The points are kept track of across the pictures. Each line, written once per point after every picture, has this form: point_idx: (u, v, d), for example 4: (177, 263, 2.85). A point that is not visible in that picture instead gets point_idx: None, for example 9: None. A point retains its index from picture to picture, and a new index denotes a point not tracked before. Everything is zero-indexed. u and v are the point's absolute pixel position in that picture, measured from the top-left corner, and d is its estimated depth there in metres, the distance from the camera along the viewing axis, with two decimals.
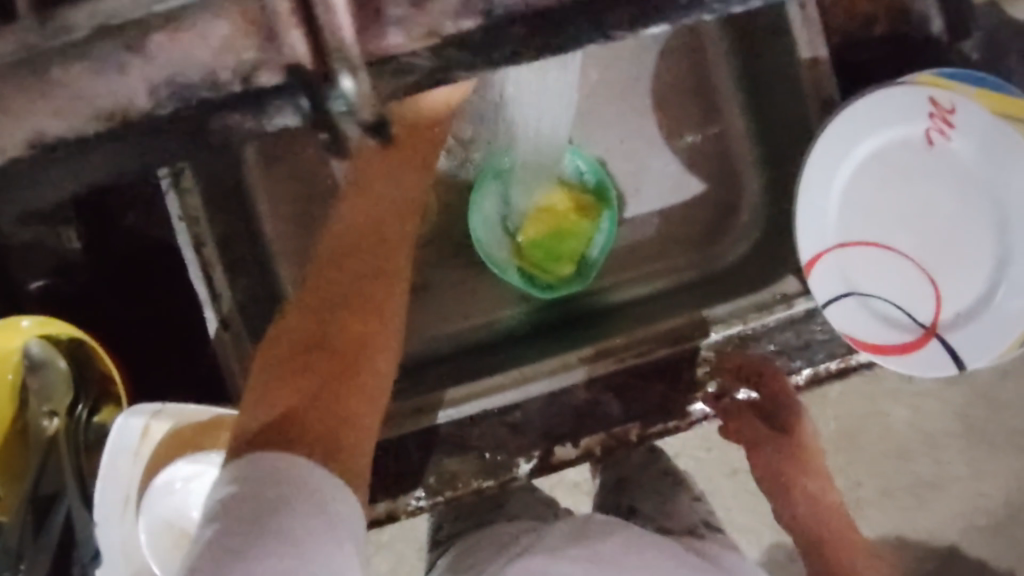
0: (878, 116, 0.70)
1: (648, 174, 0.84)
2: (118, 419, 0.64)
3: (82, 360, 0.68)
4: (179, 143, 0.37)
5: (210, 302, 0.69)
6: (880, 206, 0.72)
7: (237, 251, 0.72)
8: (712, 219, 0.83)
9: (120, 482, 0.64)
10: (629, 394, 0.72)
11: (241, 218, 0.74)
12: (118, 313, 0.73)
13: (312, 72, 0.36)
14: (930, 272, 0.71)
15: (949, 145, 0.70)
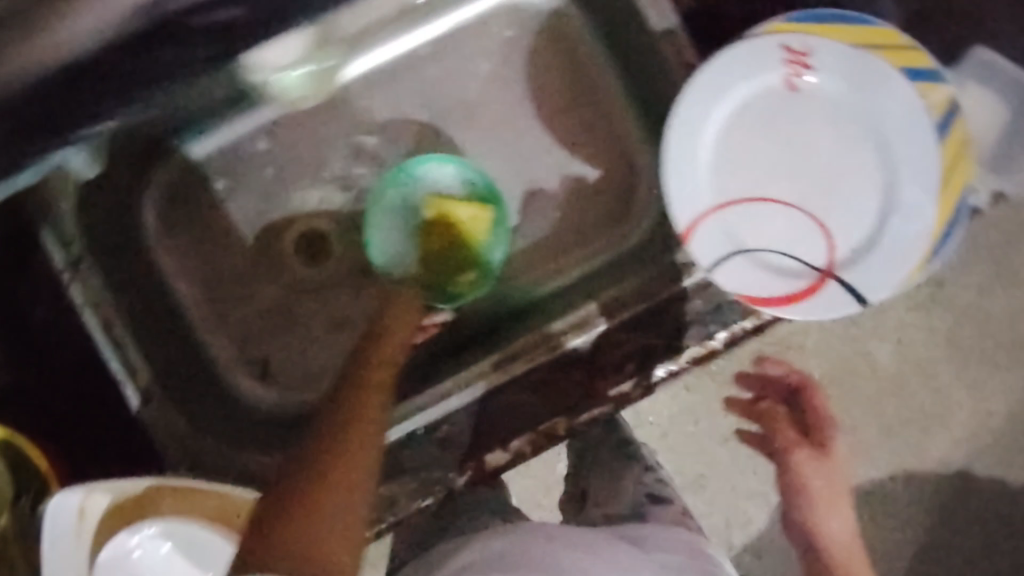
0: (737, 73, 0.83)
1: (542, 165, 0.99)
2: (52, 504, 0.69)
3: (15, 461, 0.84)
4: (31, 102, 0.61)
5: (127, 378, 0.89)
6: (746, 174, 0.85)
7: (155, 330, 0.94)
8: (616, 205, 0.97)
9: (63, 567, 0.69)
10: (546, 390, 0.86)
11: (161, 294, 0.97)
12: (49, 412, 0.95)
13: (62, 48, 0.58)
14: (819, 217, 0.84)
15: (810, 85, 0.83)
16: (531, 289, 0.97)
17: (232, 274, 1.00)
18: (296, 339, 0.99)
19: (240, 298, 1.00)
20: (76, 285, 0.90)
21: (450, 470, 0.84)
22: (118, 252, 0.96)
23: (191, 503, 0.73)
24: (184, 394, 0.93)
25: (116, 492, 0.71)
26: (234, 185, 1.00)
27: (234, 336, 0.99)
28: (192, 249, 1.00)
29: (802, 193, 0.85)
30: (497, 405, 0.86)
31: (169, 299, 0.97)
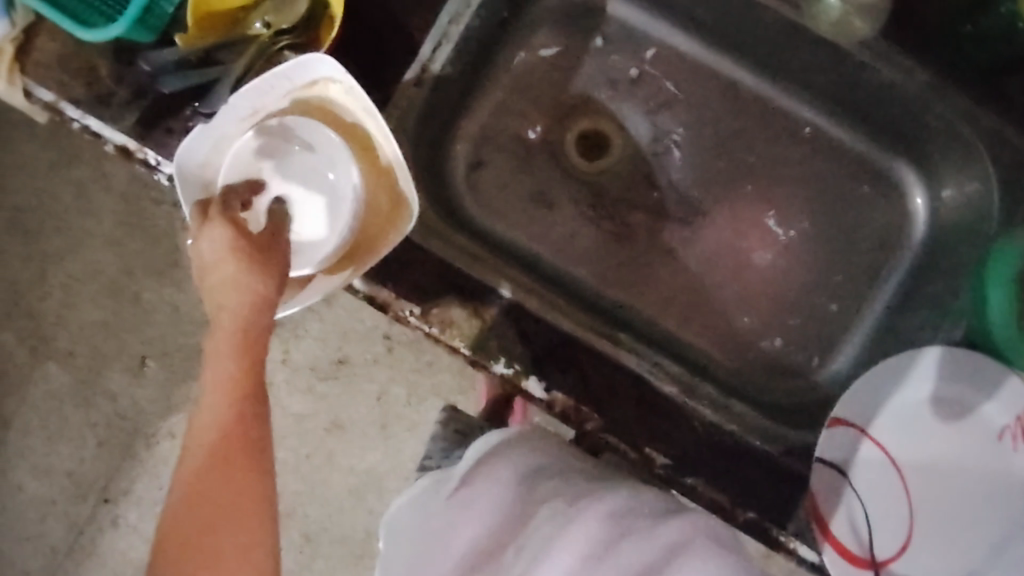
0: (933, 368, 0.65)
1: (992, 379, 0.65)
2: (309, 55, 0.63)
3: (316, 13, 0.70)
4: None
5: (422, 60, 0.70)
6: (938, 450, 0.66)
7: (465, 56, 0.74)
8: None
9: (262, 97, 0.65)
10: (716, 475, 0.66)
11: (489, 60, 0.78)
12: None
13: None
14: (913, 527, 0.65)
15: (1013, 450, 0.65)
16: (799, 415, 0.73)
17: (540, 91, 0.80)
18: (518, 170, 0.79)
19: (543, 107, 0.80)
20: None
21: (552, 392, 0.68)
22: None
23: (353, 138, 0.68)
24: (429, 116, 0.74)
25: (353, 106, 0.66)
26: (610, 55, 0.80)
27: (490, 122, 0.79)
28: (539, 38, 0.79)
29: (934, 495, 0.65)
30: (652, 430, 0.68)
31: (493, 67, 0.78)
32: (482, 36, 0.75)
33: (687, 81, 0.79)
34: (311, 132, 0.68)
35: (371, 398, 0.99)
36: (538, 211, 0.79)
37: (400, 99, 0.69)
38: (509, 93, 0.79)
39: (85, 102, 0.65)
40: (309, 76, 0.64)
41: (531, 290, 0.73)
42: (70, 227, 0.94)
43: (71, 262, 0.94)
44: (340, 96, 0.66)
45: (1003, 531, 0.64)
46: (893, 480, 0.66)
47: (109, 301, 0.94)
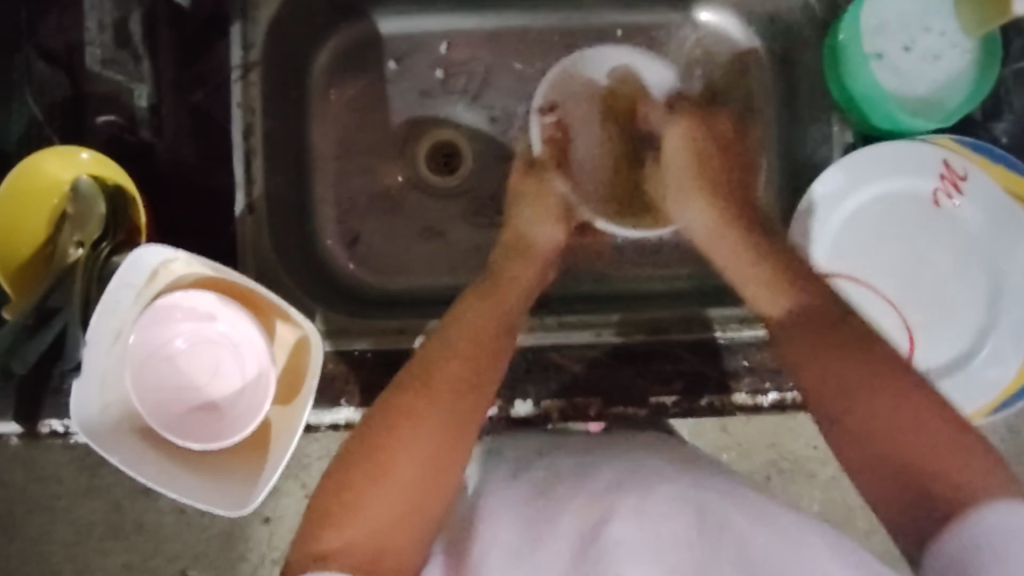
0: (847, 179, 0.66)
1: (899, 159, 0.65)
2: (133, 254, 0.60)
3: (119, 206, 0.66)
4: (258, 27, 0.68)
5: (243, 185, 0.67)
6: (889, 249, 0.67)
7: (278, 150, 0.71)
8: (991, 254, 0.65)
9: (116, 318, 0.62)
10: (702, 382, 0.68)
11: (301, 135, 0.74)
12: (150, 172, 0.68)
13: (328, 81, 0.77)
14: (909, 322, 0.66)
15: (952, 207, 0.66)
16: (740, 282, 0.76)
17: (366, 139, 0.77)
18: (390, 221, 0.77)
19: (377, 150, 0.78)
20: (242, 34, 0.67)
21: (542, 402, 0.67)
22: (279, 77, 0.72)
23: (229, 294, 0.66)
24: (280, 226, 0.71)
25: (199, 270, 0.64)
26: (410, 69, 0.78)
27: (339, 195, 0.77)
28: (338, 92, 0.77)
29: (906, 285, 0.66)
30: (646, 380, 0.68)
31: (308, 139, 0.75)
32: (280, 121, 0.72)
33: (489, 47, 0.78)
34: (188, 317, 0.66)
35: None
36: (433, 247, 0.77)
37: (243, 234, 0.67)
38: (339, 156, 0.77)
39: None
40: (146, 269, 0.62)
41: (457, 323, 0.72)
42: (38, 504, 0.90)
43: (59, 531, 0.91)
44: (183, 269, 0.64)
45: (987, 276, 0.65)
46: (864, 296, 0.66)
47: (120, 542, 0.91)
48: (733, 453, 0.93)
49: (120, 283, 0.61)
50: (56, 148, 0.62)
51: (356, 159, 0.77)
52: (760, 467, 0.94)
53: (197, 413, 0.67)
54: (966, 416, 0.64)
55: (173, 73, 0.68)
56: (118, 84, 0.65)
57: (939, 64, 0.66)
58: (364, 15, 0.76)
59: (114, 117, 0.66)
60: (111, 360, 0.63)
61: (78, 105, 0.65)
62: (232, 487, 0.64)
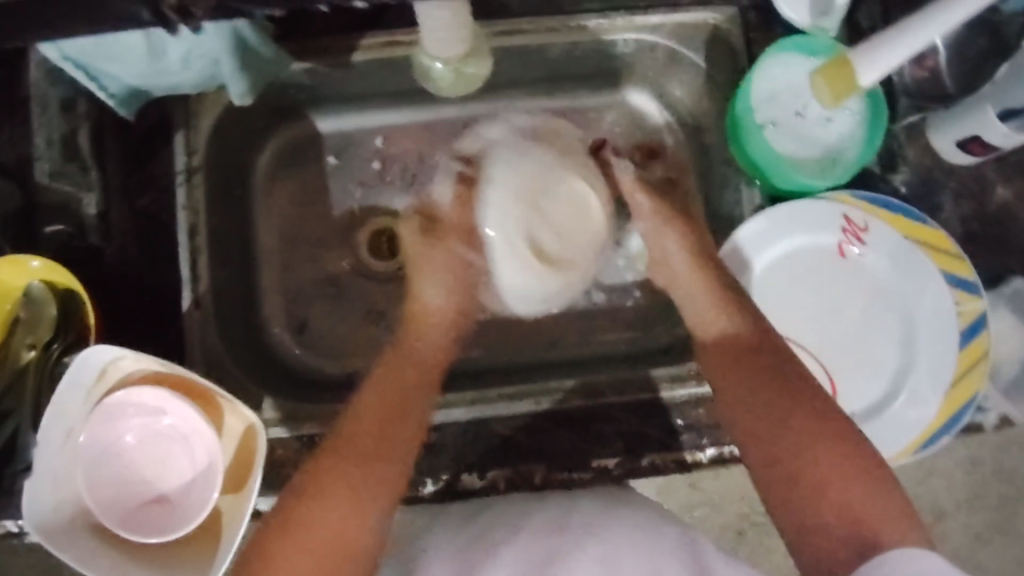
0: (758, 239, 0.69)
1: (804, 216, 0.70)
2: (81, 355, 0.64)
3: (69, 309, 0.69)
4: (200, 134, 0.73)
5: (189, 282, 0.70)
6: (808, 300, 0.70)
7: (223, 246, 0.75)
8: (899, 299, 0.69)
9: (66, 416, 0.65)
10: (643, 441, 0.70)
11: (246, 231, 0.78)
12: (100, 277, 0.72)
13: (271, 179, 0.81)
14: (829, 368, 0.69)
15: (858, 257, 0.70)
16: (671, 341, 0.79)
17: (310, 230, 0.81)
18: (335, 307, 0.80)
19: (320, 239, 0.82)
20: (184, 141, 0.72)
21: (488, 473, 0.69)
22: (222, 179, 0.76)
23: (177, 387, 0.68)
24: (228, 317, 0.74)
25: (145, 366, 0.66)
26: (349, 163, 0.83)
27: (285, 284, 0.80)
28: (281, 188, 0.82)
29: (822, 334, 0.70)
30: (588, 442, 0.70)
31: (253, 235, 0.79)
32: (224, 220, 0.76)
33: (423, 138, 0.83)
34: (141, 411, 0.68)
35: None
36: (377, 329, 0.80)
37: (191, 328, 0.70)
38: (284, 248, 0.81)
39: None
40: (95, 369, 0.65)
41: None
42: None
43: None
44: (131, 366, 0.66)
45: (898, 319, 0.69)
46: (785, 348, 0.70)
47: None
48: (697, 510, 0.94)
49: (68, 382, 0.64)
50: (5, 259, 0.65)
51: (301, 250, 0.81)
52: (724, 521, 0.95)
53: (148, 509, 0.67)
54: (893, 455, 0.68)
55: (120, 180, 0.72)
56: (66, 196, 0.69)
57: (831, 126, 0.71)
58: (302, 117, 0.81)
59: (62, 226, 0.70)
60: (64, 457, 0.65)
61: (25, 215, 0.69)
62: None
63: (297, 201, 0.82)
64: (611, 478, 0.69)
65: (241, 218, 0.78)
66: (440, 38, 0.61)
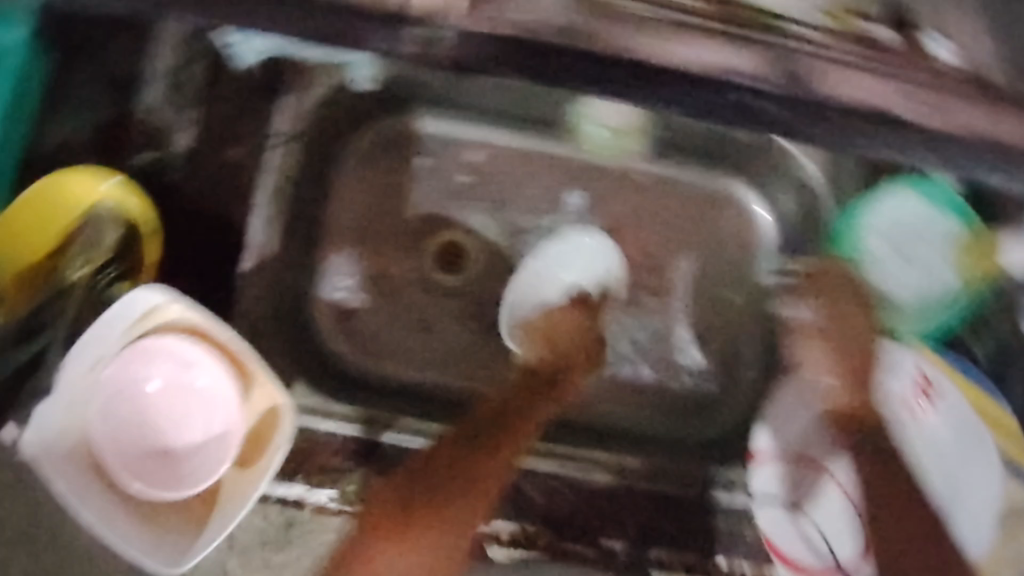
0: (819, 373, 0.70)
1: (876, 358, 0.69)
2: (138, 289, 0.62)
3: (131, 238, 0.68)
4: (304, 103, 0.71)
5: None
6: (856, 445, 0.68)
7: None
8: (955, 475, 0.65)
9: (103, 345, 0.63)
10: (652, 535, 0.72)
11: (321, 207, 0.77)
12: (172, 215, 0.71)
13: (357, 162, 0.78)
14: (860, 517, 0.67)
15: (926, 416, 0.67)
16: (708, 437, 0.77)
17: (383, 225, 0.79)
18: (388, 307, 0.79)
19: (390, 235, 0.79)
20: (290, 107, 0.73)
21: (498, 521, 0.70)
22: (316, 150, 0.75)
23: (220, 349, 0.66)
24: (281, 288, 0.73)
25: (197, 319, 0.65)
26: (441, 168, 0.80)
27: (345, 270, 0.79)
28: (361, 178, 0.78)
29: (864, 481, 0.68)
30: (601, 520, 0.72)
31: (325, 212, 0.77)
32: (305, 192, 0.75)
33: (522, 165, 0.81)
34: (174, 358, 0.65)
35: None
36: (421, 342, 0.78)
37: None
38: (352, 236, 0.78)
39: None
40: (141, 309, 0.63)
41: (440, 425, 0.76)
42: None
43: None
44: (182, 313, 0.65)
45: (948, 495, 0.65)
46: (821, 484, 0.70)
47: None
48: None
49: (116, 312, 0.62)
50: (85, 172, 0.64)
51: (369, 242, 0.79)
52: None
53: (147, 466, 0.64)
54: None
55: (216, 128, 0.71)
56: (161, 125, 0.69)
57: (934, 277, 0.69)
58: (410, 110, 0.78)
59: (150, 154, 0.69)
60: (84, 383, 0.62)
61: (117, 133, 0.68)
62: (164, 539, 0.63)
63: (380, 191, 0.79)
64: (616, 563, 0.70)
65: (321, 193, 0.77)
66: (612, 110, 0.74)
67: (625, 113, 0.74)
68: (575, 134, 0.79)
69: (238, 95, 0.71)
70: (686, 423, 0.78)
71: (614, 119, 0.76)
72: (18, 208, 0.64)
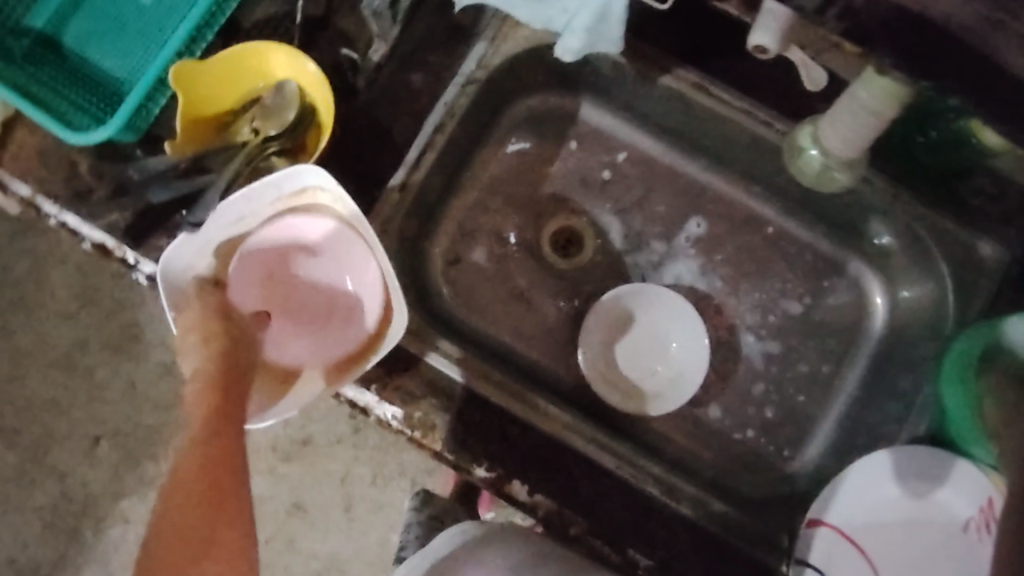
0: (903, 464, 0.68)
1: (951, 473, 0.67)
2: (298, 166, 0.64)
3: (304, 121, 0.71)
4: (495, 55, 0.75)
5: (407, 166, 0.73)
6: (893, 537, 0.68)
7: (447, 155, 0.76)
8: None
9: (252, 205, 0.66)
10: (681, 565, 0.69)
11: (467, 153, 0.80)
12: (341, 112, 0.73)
13: (512, 124, 0.83)
14: None
15: (977, 542, 0.67)
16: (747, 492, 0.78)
17: (516, 190, 0.83)
18: (493, 265, 0.82)
19: (516, 201, 0.83)
20: (482, 52, 0.75)
21: (536, 495, 0.69)
22: (486, 102, 0.78)
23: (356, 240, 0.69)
24: (411, 212, 0.75)
25: (340, 210, 0.67)
26: (583, 157, 0.84)
27: (466, 219, 0.82)
28: (511, 142, 0.83)
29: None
30: (634, 532, 0.69)
31: (468, 159, 0.81)
32: (463, 137, 0.78)
33: (658, 181, 0.84)
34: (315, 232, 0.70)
35: (337, 478, 0.92)
36: (515, 308, 0.81)
37: (383, 205, 0.73)
38: (482, 189, 0.83)
39: (63, 198, 0.67)
40: (298, 184, 0.66)
41: (515, 387, 0.74)
42: (46, 310, 0.94)
43: (44, 344, 0.94)
44: (328, 201, 0.67)
45: None
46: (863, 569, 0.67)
47: (61, 374, 0.94)
48: None
49: (271, 182, 0.65)
50: (289, 49, 0.68)
51: (496, 200, 0.83)
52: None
53: (272, 319, 0.71)
54: None
55: (408, 48, 0.74)
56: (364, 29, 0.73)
57: None
58: (576, 95, 0.83)
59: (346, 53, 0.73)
60: (225, 232, 0.67)
61: (322, 24, 0.73)
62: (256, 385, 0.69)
63: (523, 159, 0.84)
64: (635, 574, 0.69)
65: (473, 141, 0.80)
66: (845, 127, 0.66)
67: (858, 128, 0.65)
68: (799, 165, 0.73)
69: (440, 28, 0.75)
70: (727, 467, 0.79)
71: (830, 146, 0.68)
72: (221, 60, 0.68)
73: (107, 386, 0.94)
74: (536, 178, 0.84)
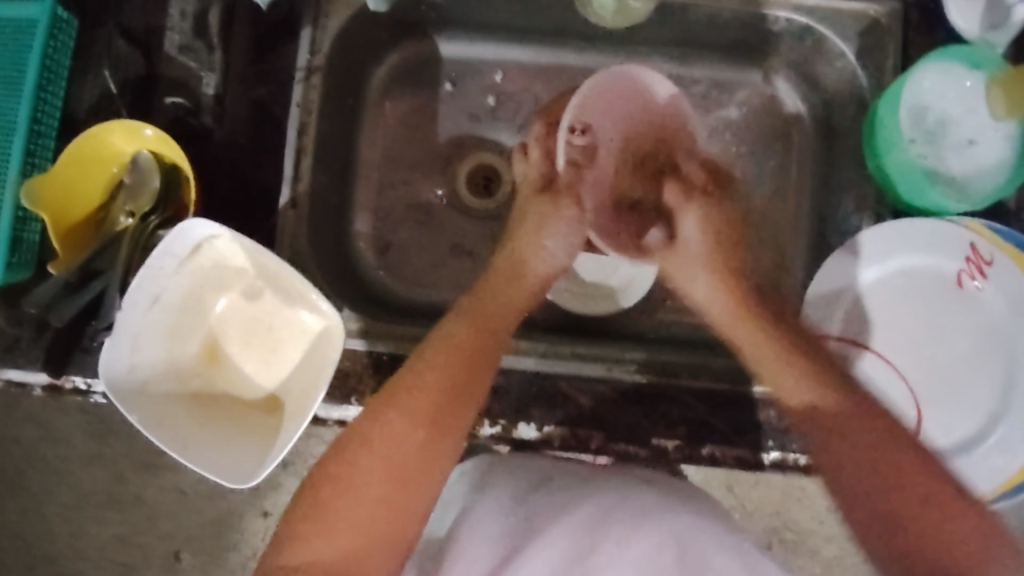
0: (876, 246, 0.66)
1: (928, 235, 0.66)
2: (182, 224, 0.64)
3: (172, 183, 0.70)
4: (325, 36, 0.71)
5: (290, 179, 0.69)
6: (896, 319, 0.68)
7: (326, 151, 0.74)
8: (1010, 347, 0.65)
9: (158, 281, 0.66)
10: (706, 433, 0.68)
11: (348, 140, 0.78)
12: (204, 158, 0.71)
13: (380, 93, 0.80)
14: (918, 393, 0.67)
15: (976, 291, 0.66)
16: None
17: (412, 154, 0.81)
18: (424, 234, 0.80)
19: (419, 164, 0.81)
20: (310, 38, 0.71)
21: (545, 428, 0.68)
22: (341, 84, 0.76)
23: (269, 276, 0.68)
24: (318, 220, 0.73)
25: (240, 251, 0.67)
26: (463, 93, 0.82)
27: (378, 203, 0.80)
28: (386, 110, 0.81)
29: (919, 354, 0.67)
30: (650, 422, 0.69)
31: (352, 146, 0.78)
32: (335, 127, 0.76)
33: (543, 83, 0.81)
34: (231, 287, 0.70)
35: None
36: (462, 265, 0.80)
37: (284, 226, 0.69)
38: (381, 168, 0.80)
39: None
40: (190, 241, 0.65)
41: None
42: (44, 463, 0.93)
43: (59, 494, 0.94)
44: (226, 247, 0.67)
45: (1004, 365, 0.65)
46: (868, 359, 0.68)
47: (92, 514, 0.94)
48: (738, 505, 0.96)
49: (162, 251, 0.64)
50: (124, 123, 0.65)
51: (399, 174, 0.81)
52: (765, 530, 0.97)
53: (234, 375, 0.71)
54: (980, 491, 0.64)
55: (238, 67, 0.71)
56: (188, 70, 0.70)
57: (973, 149, 0.68)
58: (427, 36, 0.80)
59: (180, 100, 0.70)
60: (144, 319, 0.66)
61: (146, 82, 0.70)
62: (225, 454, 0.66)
63: (405, 122, 0.81)
64: (669, 459, 0.68)
65: (347, 126, 0.77)
66: None
67: None
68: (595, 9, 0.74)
69: (260, 35, 0.72)
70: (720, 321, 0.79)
71: None
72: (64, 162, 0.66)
73: (134, 504, 0.94)
74: (427, 134, 0.81)
